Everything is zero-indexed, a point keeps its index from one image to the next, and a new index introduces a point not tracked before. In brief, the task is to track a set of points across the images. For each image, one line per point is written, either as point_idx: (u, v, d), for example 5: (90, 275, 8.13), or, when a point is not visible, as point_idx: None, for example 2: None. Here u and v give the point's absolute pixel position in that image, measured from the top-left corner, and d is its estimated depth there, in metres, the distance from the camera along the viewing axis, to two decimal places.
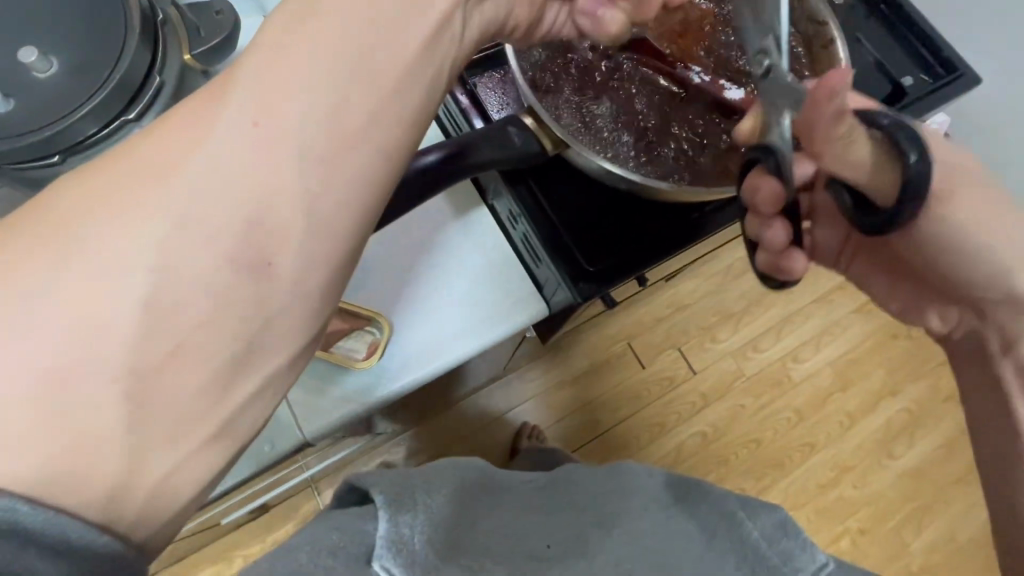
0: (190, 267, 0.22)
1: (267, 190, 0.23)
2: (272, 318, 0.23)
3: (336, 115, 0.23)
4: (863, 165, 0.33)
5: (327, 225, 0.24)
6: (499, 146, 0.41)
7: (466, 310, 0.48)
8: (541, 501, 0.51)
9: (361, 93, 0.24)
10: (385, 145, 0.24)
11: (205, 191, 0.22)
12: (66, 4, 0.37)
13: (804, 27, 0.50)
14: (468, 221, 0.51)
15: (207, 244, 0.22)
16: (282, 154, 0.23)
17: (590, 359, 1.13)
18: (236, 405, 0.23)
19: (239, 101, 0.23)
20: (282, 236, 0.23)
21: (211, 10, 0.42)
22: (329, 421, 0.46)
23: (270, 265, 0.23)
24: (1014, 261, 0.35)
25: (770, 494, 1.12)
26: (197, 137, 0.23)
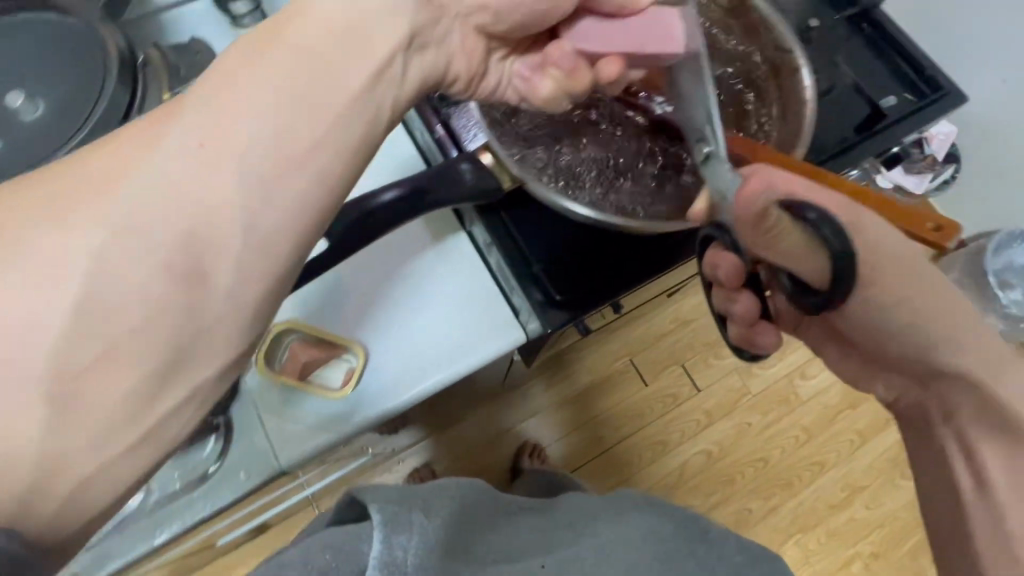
0: (135, 281, 0.30)
1: (206, 219, 0.31)
2: (204, 326, 0.32)
3: (272, 156, 0.33)
4: (795, 254, 0.39)
5: (260, 244, 0.33)
6: (452, 184, 0.50)
7: (444, 335, 0.58)
8: (536, 526, 0.50)
9: (294, 140, 0.33)
10: (315, 178, 0.34)
11: (153, 221, 0.31)
12: (51, 60, 0.48)
13: (770, 53, 0.54)
14: (445, 247, 0.61)
15: (149, 263, 0.30)
16: (221, 187, 0.32)
17: (593, 375, 1.23)
18: (163, 411, 0.31)
19: (181, 144, 0.32)
20: (214, 257, 0.32)
21: (191, 52, 0.54)
22: (303, 448, 0.55)
23: (204, 279, 0.31)
24: (950, 328, 0.43)
25: (776, 514, 1.17)
26: (145, 175, 0.31)
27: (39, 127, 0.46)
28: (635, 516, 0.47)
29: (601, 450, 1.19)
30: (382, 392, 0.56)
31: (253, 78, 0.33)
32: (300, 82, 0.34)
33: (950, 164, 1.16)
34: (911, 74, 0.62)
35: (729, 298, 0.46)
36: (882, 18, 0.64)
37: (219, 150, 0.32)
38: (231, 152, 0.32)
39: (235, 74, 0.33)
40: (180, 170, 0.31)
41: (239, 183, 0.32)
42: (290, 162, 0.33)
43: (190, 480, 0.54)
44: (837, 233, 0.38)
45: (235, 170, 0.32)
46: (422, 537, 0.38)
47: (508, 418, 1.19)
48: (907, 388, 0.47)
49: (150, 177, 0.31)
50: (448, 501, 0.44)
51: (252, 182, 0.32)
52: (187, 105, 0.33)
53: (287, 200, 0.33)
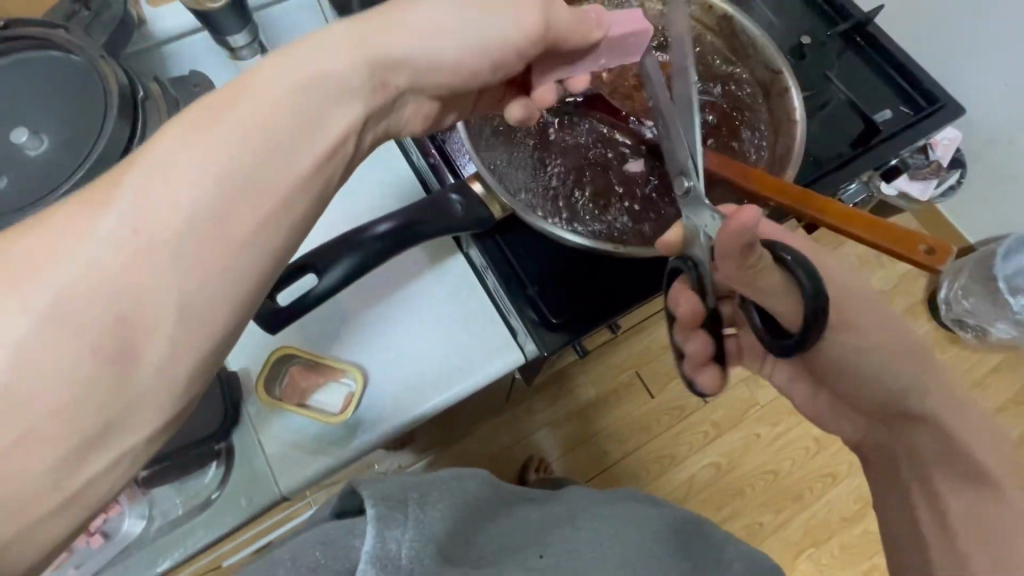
0: (54, 361, 0.26)
1: (139, 292, 0.28)
2: (134, 402, 0.28)
3: (221, 220, 0.30)
4: (774, 289, 0.41)
5: (196, 317, 0.29)
6: (441, 215, 0.49)
7: (444, 356, 0.58)
8: (541, 519, 0.46)
9: (249, 206, 0.31)
10: (270, 247, 0.32)
11: (74, 292, 0.27)
12: (53, 98, 0.49)
13: (759, 73, 0.54)
14: (443, 268, 0.61)
15: (71, 340, 0.26)
16: (154, 257, 0.28)
17: (598, 388, 1.22)
18: (85, 484, 0.27)
19: (118, 209, 0.28)
20: (146, 331, 0.28)
21: (191, 84, 0.55)
22: (303, 474, 0.55)
23: (134, 357, 0.28)
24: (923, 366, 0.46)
25: (789, 527, 1.15)
26: (71, 240, 0.27)
27: (42, 163, 0.47)
28: (639, 519, 0.46)
29: (606, 465, 1.18)
30: (381, 416, 0.57)
31: (199, 144, 0.30)
32: (252, 150, 0.31)
33: (955, 170, 1.10)
34: (903, 90, 0.62)
35: (684, 336, 0.50)
36: (875, 32, 0.64)
37: (158, 226, 0.28)
38: (170, 225, 0.29)
39: (182, 134, 0.30)
40: (111, 249, 0.28)
41: (181, 244, 0.29)
42: (234, 233, 0.30)
43: (193, 507, 0.54)
44: (811, 275, 0.40)
45: (174, 246, 0.29)
46: (418, 529, 0.33)
47: (514, 433, 1.19)
48: (872, 425, 0.52)
49: (69, 245, 0.27)
50: (447, 491, 0.39)
51: (197, 256, 0.29)
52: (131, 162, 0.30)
53: (249, 269, 0.31)
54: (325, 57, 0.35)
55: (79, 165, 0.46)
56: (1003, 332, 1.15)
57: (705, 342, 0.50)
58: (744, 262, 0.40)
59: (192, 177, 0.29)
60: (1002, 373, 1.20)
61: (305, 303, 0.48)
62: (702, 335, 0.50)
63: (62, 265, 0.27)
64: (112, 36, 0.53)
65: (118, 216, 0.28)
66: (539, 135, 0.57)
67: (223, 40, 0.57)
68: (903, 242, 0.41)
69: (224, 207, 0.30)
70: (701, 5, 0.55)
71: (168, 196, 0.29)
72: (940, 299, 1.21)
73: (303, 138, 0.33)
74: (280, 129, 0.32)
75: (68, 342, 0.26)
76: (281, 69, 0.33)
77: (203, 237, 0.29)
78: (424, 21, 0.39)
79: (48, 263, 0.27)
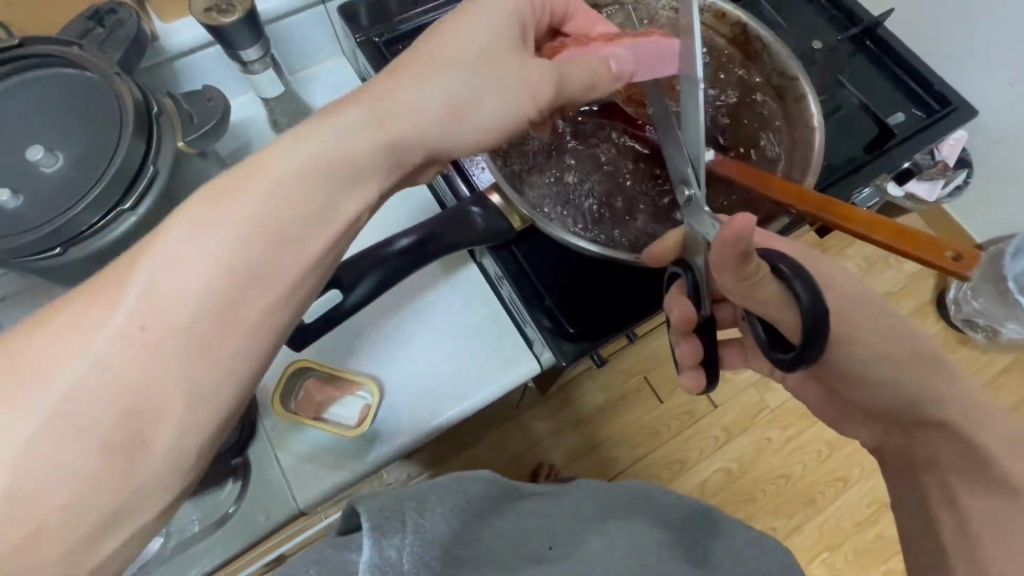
0: (66, 451, 0.28)
1: (145, 386, 0.30)
2: (142, 485, 0.30)
3: (228, 312, 0.32)
4: (773, 304, 0.41)
5: (200, 400, 0.31)
6: (461, 229, 0.48)
7: (460, 366, 0.58)
8: (546, 506, 0.47)
9: (255, 293, 0.32)
10: (272, 326, 0.34)
11: (86, 391, 0.29)
12: (69, 117, 0.49)
13: (775, 80, 0.54)
14: (457, 279, 0.61)
15: (82, 434, 0.29)
16: (162, 357, 0.30)
17: (607, 394, 1.22)
18: (101, 556, 0.30)
19: (127, 308, 0.30)
20: (154, 423, 0.30)
21: (204, 99, 0.54)
22: (320, 489, 0.55)
23: (143, 444, 0.30)
24: (941, 371, 0.46)
25: (803, 532, 1.14)
26: (85, 336, 0.29)
27: (58, 180, 0.47)
28: (656, 527, 0.46)
29: (617, 471, 1.17)
30: (398, 429, 0.56)
31: (214, 225, 0.32)
32: (262, 236, 0.32)
33: (962, 170, 1.09)
34: (916, 92, 0.62)
35: (677, 339, 0.51)
36: (885, 35, 0.64)
37: (171, 311, 0.30)
38: (183, 309, 0.31)
39: (197, 215, 0.32)
40: (132, 328, 0.30)
41: (187, 333, 0.31)
42: (240, 322, 0.32)
43: (208, 526, 0.54)
44: (808, 288, 0.40)
45: (184, 329, 0.31)
46: (418, 534, 0.35)
47: (523, 441, 1.19)
48: (889, 433, 0.52)
49: (82, 342, 0.29)
50: (450, 492, 0.40)
51: (207, 338, 0.31)
52: (143, 247, 0.32)
53: (246, 353, 0.33)
54: (342, 132, 0.36)
55: (95, 183, 0.46)
56: (1013, 332, 1.13)
57: (694, 346, 0.50)
58: (743, 271, 0.40)
59: (206, 259, 0.31)
60: (1014, 373, 1.18)
61: (320, 320, 0.48)
62: (695, 341, 0.50)
63: (89, 344, 0.29)
64: (126, 52, 0.52)
65: (137, 298, 0.30)
66: (555, 144, 0.57)
67: (235, 53, 0.57)
68: (930, 250, 0.39)
69: (235, 288, 0.32)
70: (713, 13, 0.55)
71: (183, 279, 0.31)
72: (949, 299, 1.20)
73: (313, 198, 0.34)
74: (294, 209, 0.34)
75: (75, 435, 0.29)
76: (297, 147, 0.34)
77: (211, 321, 0.31)
78: (441, 105, 0.39)
79: (68, 352, 0.29)
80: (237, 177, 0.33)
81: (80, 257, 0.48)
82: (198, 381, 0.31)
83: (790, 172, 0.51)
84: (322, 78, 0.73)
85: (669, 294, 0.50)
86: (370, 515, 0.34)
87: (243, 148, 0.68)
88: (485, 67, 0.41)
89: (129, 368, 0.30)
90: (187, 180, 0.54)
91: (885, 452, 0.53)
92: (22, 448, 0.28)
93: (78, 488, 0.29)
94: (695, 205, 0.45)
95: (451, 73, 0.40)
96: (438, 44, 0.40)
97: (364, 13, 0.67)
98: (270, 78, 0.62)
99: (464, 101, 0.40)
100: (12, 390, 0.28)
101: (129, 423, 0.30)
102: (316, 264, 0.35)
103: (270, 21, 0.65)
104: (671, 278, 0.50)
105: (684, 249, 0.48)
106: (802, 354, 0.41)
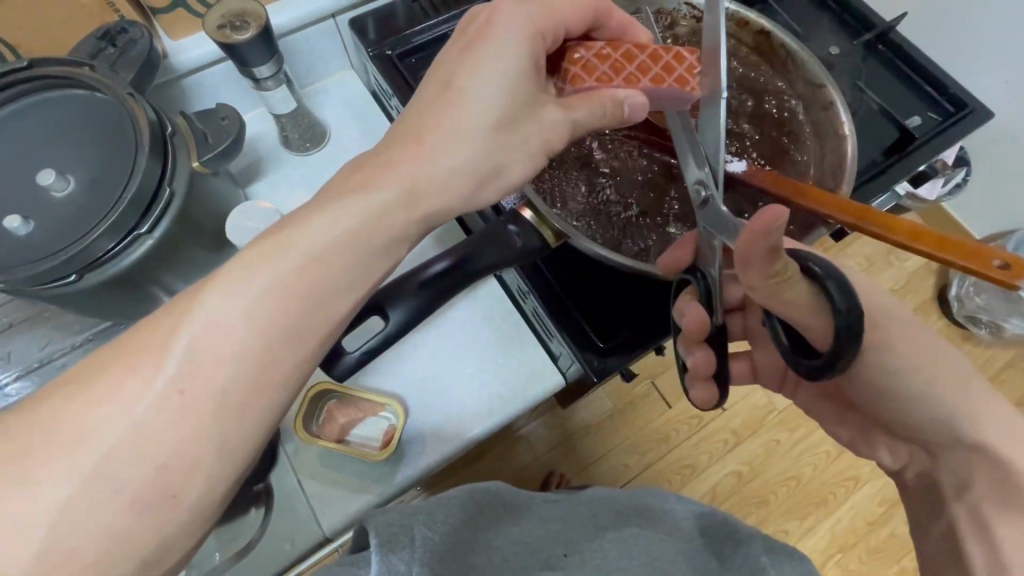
0: (100, 507, 0.28)
1: (182, 439, 0.29)
2: (173, 539, 0.29)
3: (262, 367, 0.31)
4: (801, 312, 0.40)
5: (229, 450, 0.30)
6: (499, 248, 0.46)
7: (486, 383, 0.57)
8: (563, 512, 0.49)
9: (284, 346, 0.32)
10: (296, 364, 0.32)
11: (120, 449, 0.28)
12: (81, 142, 0.48)
13: (802, 88, 0.54)
14: (478, 292, 0.60)
15: (117, 492, 0.28)
16: (198, 411, 0.29)
17: (615, 402, 1.20)
18: None
19: (166, 371, 0.29)
20: (187, 477, 0.29)
21: (218, 118, 0.53)
22: (345, 516, 0.54)
23: (173, 498, 0.29)
24: (966, 375, 0.44)
25: (815, 534, 1.13)
26: (122, 398, 0.29)
27: (72, 205, 0.46)
28: (679, 541, 0.45)
29: (628, 479, 1.16)
30: (423, 448, 0.55)
31: (251, 287, 0.31)
32: (300, 289, 0.32)
33: (961, 168, 1.09)
34: (934, 92, 0.62)
35: (688, 349, 0.49)
36: (898, 39, 0.64)
37: (209, 376, 0.30)
38: (216, 374, 0.30)
39: (232, 279, 0.31)
40: (170, 393, 0.29)
41: (222, 390, 0.30)
42: (271, 384, 0.31)
43: (232, 556, 0.52)
44: (843, 298, 0.38)
45: (219, 396, 0.30)
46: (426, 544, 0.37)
47: (534, 451, 1.17)
48: (906, 452, 0.49)
49: (118, 401, 0.29)
50: (458, 501, 0.44)
51: (240, 402, 0.30)
52: (181, 301, 0.31)
53: (271, 408, 0.32)
54: (373, 191, 0.35)
55: (110, 209, 0.44)
56: (1017, 328, 1.14)
57: (708, 355, 0.48)
58: (770, 268, 0.38)
59: (242, 322, 0.31)
60: (1019, 368, 1.17)
61: (359, 354, 0.46)
62: (709, 350, 0.48)
63: (121, 408, 0.28)
64: (137, 74, 0.51)
65: (176, 360, 0.30)
66: (582, 155, 0.57)
67: (249, 71, 0.57)
68: (973, 258, 0.38)
69: (268, 349, 0.31)
70: (735, 21, 0.56)
71: (220, 345, 0.30)
72: (952, 295, 1.19)
73: (342, 239, 0.34)
74: (332, 260, 0.33)
75: (110, 491, 0.28)
76: (329, 205, 0.34)
77: (245, 382, 0.31)
78: (464, 138, 0.38)
79: (102, 405, 0.28)
80: (275, 237, 0.33)
81: (95, 283, 0.47)
82: (230, 438, 0.30)
83: (823, 180, 0.52)
84: (330, 91, 0.72)
85: (678, 300, 0.49)
86: (379, 530, 0.36)
87: (254, 165, 0.67)
88: (510, 129, 0.40)
89: (166, 433, 0.29)
90: (203, 202, 0.53)
91: (908, 477, 0.48)
92: (64, 491, 0.27)
93: (122, 527, 0.28)
94: (712, 205, 0.45)
95: (476, 139, 0.38)
96: (461, 107, 0.39)
97: (372, 26, 0.66)
98: (283, 95, 0.61)
99: (491, 166, 0.39)
100: (55, 429, 0.28)
101: (174, 462, 0.29)
102: (350, 285, 0.34)
103: (280, 37, 0.64)
104: (682, 286, 0.50)
105: (697, 255, 0.48)
106: (830, 359, 0.40)
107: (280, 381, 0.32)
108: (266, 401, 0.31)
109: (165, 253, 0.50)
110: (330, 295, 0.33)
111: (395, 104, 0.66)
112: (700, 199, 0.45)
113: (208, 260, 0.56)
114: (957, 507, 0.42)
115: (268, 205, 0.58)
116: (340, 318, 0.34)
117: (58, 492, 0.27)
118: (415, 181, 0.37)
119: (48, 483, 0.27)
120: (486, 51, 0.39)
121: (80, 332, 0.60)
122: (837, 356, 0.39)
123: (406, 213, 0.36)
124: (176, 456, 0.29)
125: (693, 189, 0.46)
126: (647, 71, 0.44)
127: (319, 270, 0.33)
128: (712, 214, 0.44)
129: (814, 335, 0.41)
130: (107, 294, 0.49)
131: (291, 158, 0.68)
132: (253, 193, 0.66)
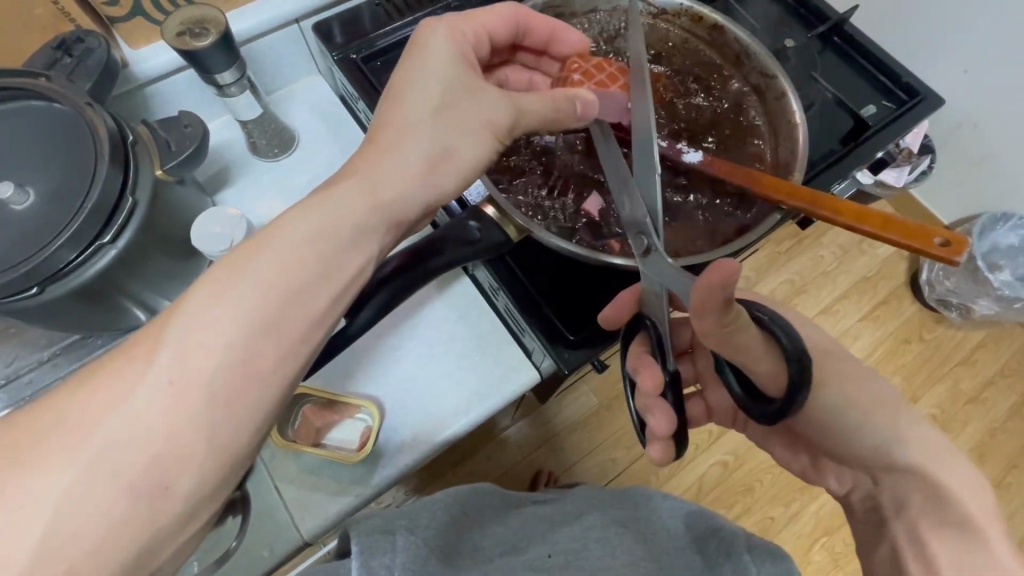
0: (78, 508, 0.27)
1: (159, 431, 0.28)
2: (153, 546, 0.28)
3: (249, 360, 0.31)
4: (756, 351, 0.41)
5: (223, 439, 0.30)
6: (462, 243, 0.48)
7: (460, 382, 0.57)
8: (542, 518, 0.48)
9: (273, 344, 0.31)
10: (275, 364, 0.32)
11: (101, 442, 0.28)
12: (48, 152, 0.47)
13: (755, 79, 0.58)
14: (450, 292, 0.61)
15: (102, 486, 0.27)
16: (192, 398, 0.29)
17: (600, 398, 1.21)
18: None
19: (160, 361, 0.29)
20: (177, 466, 0.29)
21: (180, 124, 0.52)
22: (319, 520, 0.54)
23: (157, 491, 0.28)
24: None
25: (800, 520, 1.14)
26: (114, 397, 0.28)
27: (33, 215, 0.45)
28: (659, 538, 0.45)
29: (616, 473, 1.16)
30: (401, 448, 0.55)
31: (235, 286, 0.31)
32: (271, 297, 0.32)
33: (926, 155, 1.10)
34: (888, 82, 0.64)
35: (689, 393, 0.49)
36: (852, 32, 0.66)
37: (188, 388, 0.29)
38: (200, 376, 0.29)
39: (214, 286, 0.31)
40: (154, 406, 0.29)
41: (205, 388, 0.29)
42: (248, 394, 0.30)
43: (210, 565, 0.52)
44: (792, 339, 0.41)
45: (199, 415, 0.29)
46: (410, 552, 0.36)
47: (521, 451, 1.17)
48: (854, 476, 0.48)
49: (98, 404, 0.28)
50: (441, 506, 0.44)
51: (213, 419, 0.29)
52: (169, 315, 0.31)
53: (249, 418, 0.31)
54: (337, 206, 0.35)
55: (71, 217, 0.44)
56: (986, 309, 1.15)
57: (668, 414, 0.46)
58: (722, 318, 0.39)
59: (216, 334, 0.30)
60: (988, 349, 1.20)
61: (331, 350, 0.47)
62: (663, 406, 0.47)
63: (103, 413, 0.28)
64: (96, 83, 0.50)
65: (169, 351, 0.29)
66: (544, 147, 0.58)
67: (210, 77, 0.56)
68: (916, 238, 0.41)
69: (246, 361, 0.30)
70: (690, 18, 0.60)
71: (207, 336, 0.30)
72: (923, 280, 1.21)
73: (314, 251, 0.33)
74: (298, 271, 0.33)
75: (98, 486, 0.27)
76: (303, 218, 0.34)
77: (235, 373, 0.30)
78: (420, 144, 0.39)
79: (84, 409, 0.28)
80: (253, 244, 0.33)
81: (60, 294, 0.46)
82: (222, 429, 0.30)
83: (777, 168, 0.55)
84: (299, 97, 0.73)
85: (630, 352, 0.50)
86: (360, 540, 0.36)
87: (222, 172, 0.67)
88: (454, 120, 0.41)
89: (148, 449, 0.28)
90: (169, 209, 0.53)
91: (854, 499, 0.48)
92: (27, 521, 0.26)
93: (94, 562, 0.27)
94: (655, 252, 0.46)
95: (429, 133, 0.39)
96: (411, 112, 0.40)
97: (338, 31, 0.66)
98: (248, 101, 0.61)
99: (439, 148, 0.40)
100: (25, 448, 0.27)
101: (156, 477, 0.28)
102: (328, 315, 0.34)
103: (243, 44, 0.64)
104: (629, 339, 0.51)
105: (640, 304, 0.50)
106: (778, 408, 0.42)
107: (263, 401, 0.31)
108: (252, 426, 0.31)
109: (131, 261, 0.49)
110: (310, 324, 0.33)
111: (363, 108, 0.66)
112: (643, 248, 0.47)
113: (174, 267, 0.56)
114: (899, 526, 0.42)
115: (236, 210, 0.58)
116: (320, 337, 0.34)
117: (28, 514, 0.26)
118: (376, 183, 0.37)
119: (19, 512, 0.26)
120: (433, 57, 0.42)
121: (49, 346, 0.59)
122: (794, 383, 0.40)
123: (362, 224, 0.36)
124: (148, 475, 0.28)
125: (635, 238, 0.48)
126: (615, 80, 0.51)
127: (289, 289, 0.32)
128: (657, 262, 0.46)
129: (748, 370, 0.42)
130: (71, 306, 0.49)
131: (260, 164, 0.68)
132: (222, 200, 0.66)
